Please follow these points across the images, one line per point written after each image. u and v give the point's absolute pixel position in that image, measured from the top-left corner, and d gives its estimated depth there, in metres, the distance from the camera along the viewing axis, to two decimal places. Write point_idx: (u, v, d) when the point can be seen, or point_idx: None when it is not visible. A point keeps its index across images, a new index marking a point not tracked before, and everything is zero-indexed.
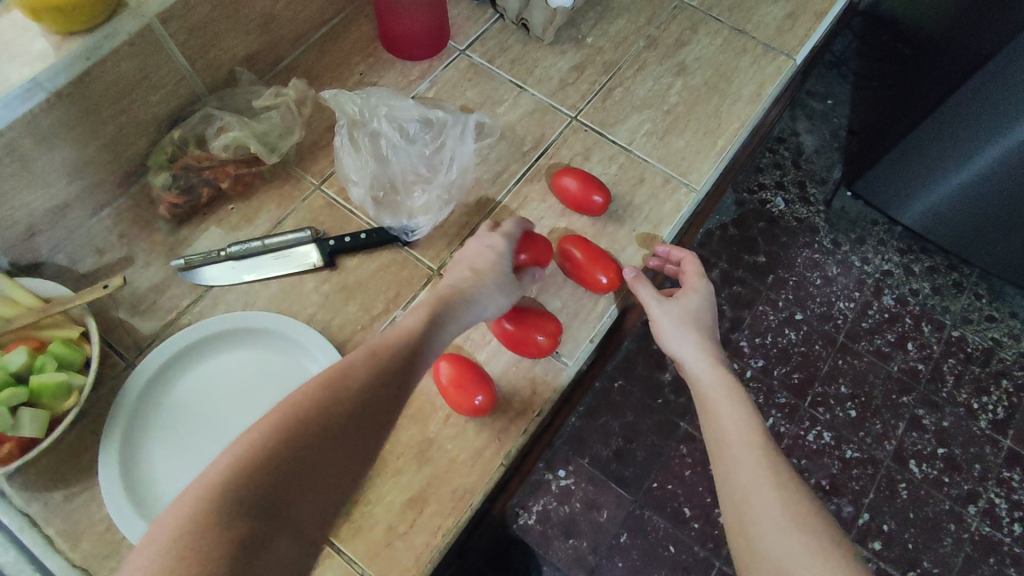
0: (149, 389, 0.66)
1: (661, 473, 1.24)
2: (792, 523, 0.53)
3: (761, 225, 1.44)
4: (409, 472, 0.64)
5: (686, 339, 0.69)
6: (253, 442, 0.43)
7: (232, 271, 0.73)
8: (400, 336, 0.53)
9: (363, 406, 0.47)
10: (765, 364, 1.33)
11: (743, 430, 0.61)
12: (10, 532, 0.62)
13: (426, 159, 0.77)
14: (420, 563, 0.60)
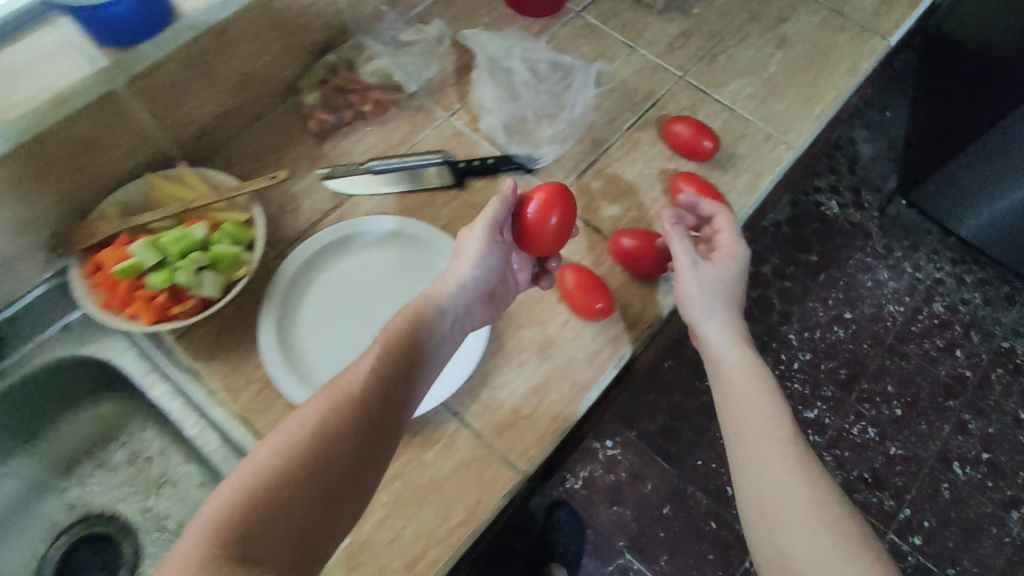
0: (299, 278, 0.73)
1: (705, 451, 1.35)
2: (821, 514, 0.58)
3: (816, 226, 1.57)
4: (532, 364, 0.71)
5: (716, 316, 0.70)
6: (243, 484, 0.44)
7: (372, 183, 0.80)
8: (387, 356, 0.54)
9: (369, 420, 0.50)
10: (812, 358, 1.45)
11: (772, 424, 0.64)
12: (179, 384, 0.70)
13: (554, 96, 0.87)
14: (543, 439, 0.67)
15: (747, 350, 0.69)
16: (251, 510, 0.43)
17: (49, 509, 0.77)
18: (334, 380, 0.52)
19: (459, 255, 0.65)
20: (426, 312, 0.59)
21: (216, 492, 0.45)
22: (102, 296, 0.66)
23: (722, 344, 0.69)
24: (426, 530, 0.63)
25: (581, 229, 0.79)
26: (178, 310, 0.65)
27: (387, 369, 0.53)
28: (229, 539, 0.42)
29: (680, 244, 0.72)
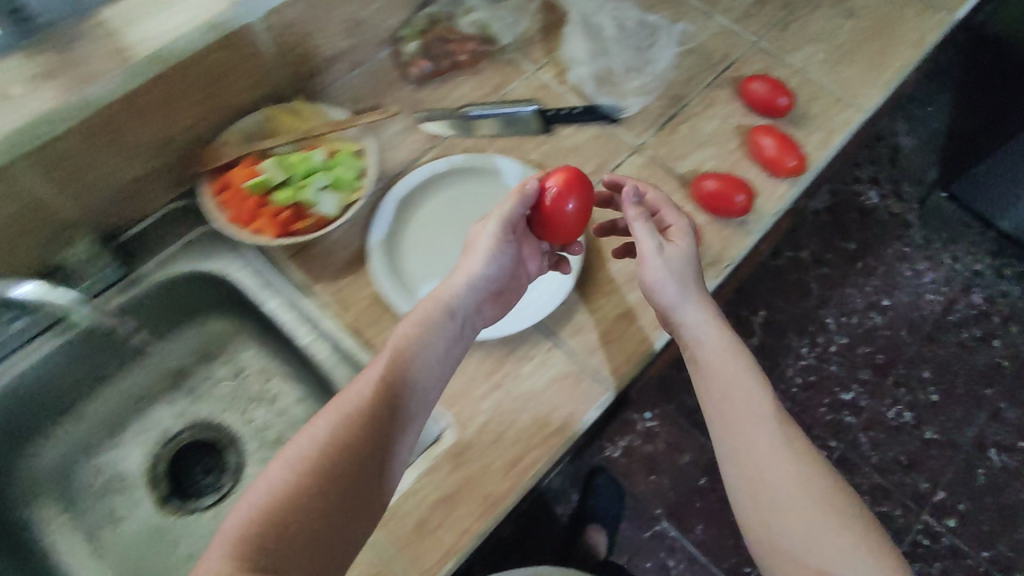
0: (402, 208, 0.77)
1: None
2: (809, 491, 0.59)
3: (854, 215, 1.60)
4: (621, 291, 0.76)
5: (689, 299, 0.67)
6: (262, 501, 0.48)
7: (467, 125, 0.85)
8: (393, 367, 0.57)
9: (375, 428, 0.53)
10: (850, 341, 1.49)
11: (757, 406, 0.63)
12: (292, 297, 0.75)
13: (640, 53, 0.91)
14: (632, 358, 0.72)
15: (724, 331, 0.67)
16: (271, 520, 0.47)
17: (159, 417, 0.82)
18: (344, 394, 0.55)
19: (469, 254, 0.66)
20: (433, 316, 0.61)
21: (239, 506, 0.49)
22: (231, 214, 0.71)
23: (697, 327, 0.67)
24: (525, 435, 0.68)
25: (663, 175, 0.84)
26: (302, 225, 0.70)
27: (393, 381, 0.56)
28: (254, 552, 0.46)
29: (641, 226, 0.68)
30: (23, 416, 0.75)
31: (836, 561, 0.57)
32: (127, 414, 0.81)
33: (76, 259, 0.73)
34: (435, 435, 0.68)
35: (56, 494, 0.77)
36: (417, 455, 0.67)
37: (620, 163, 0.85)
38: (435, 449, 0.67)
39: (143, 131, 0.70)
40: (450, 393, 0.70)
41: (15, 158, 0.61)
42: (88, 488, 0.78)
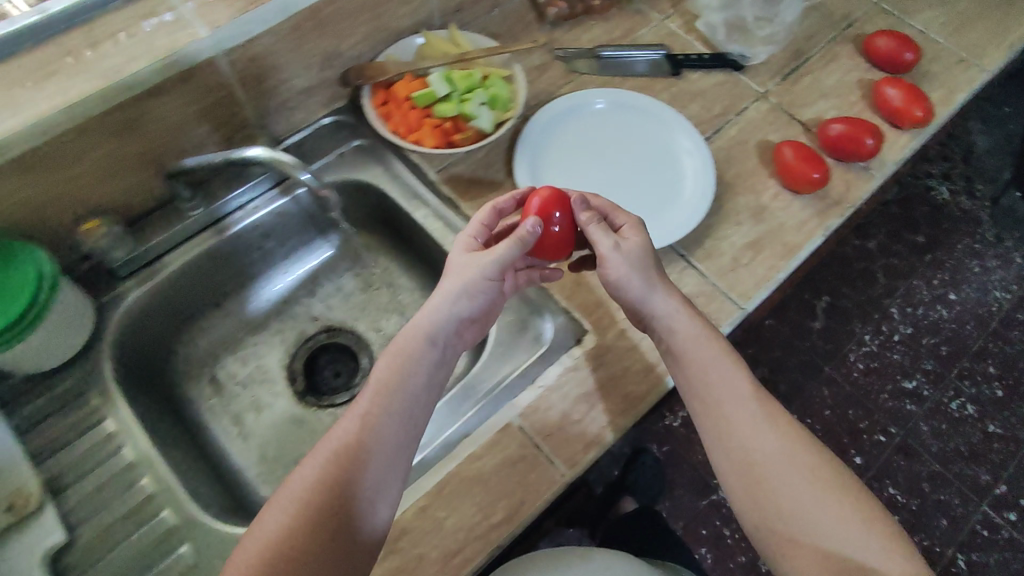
0: (542, 131, 0.81)
1: (800, 407, 1.42)
2: (796, 465, 0.59)
3: (924, 209, 1.60)
4: (748, 225, 0.80)
5: (654, 293, 0.64)
6: (260, 546, 0.53)
7: (600, 65, 0.90)
8: (378, 400, 0.58)
9: (361, 457, 0.56)
10: (914, 332, 1.48)
11: (736, 390, 0.62)
12: (437, 210, 0.79)
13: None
14: (760, 284, 0.76)
15: (699, 323, 0.65)
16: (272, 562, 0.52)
17: (296, 318, 0.87)
18: (335, 433, 0.58)
19: (450, 280, 0.63)
20: (414, 344, 0.61)
21: (243, 547, 0.54)
22: (394, 127, 0.78)
23: (670, 313, 0.64)
24: None
25: (788, 121, 0.87)
26: (461, 137, 0.76)
27: (379, 414, 0.58)
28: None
29: (596, 228, 0.65)
30: (184, 304, 0.80)
31: (831, 531, 0.56)
32: (269, 313, 0.86)
33: (252, 179, 0.79)
34: (576, 337, 0.72)
35: (206, 380, 0.81)
36: (558, 355, 0.71)
37: (745, 108, 0.88)
38: (579, 348, 0.71)
39: (319, 43, 0.74)
40: (589, 301, 0.74)
41: (224, 53, 0.66)
42: (234, 377, 0.82)
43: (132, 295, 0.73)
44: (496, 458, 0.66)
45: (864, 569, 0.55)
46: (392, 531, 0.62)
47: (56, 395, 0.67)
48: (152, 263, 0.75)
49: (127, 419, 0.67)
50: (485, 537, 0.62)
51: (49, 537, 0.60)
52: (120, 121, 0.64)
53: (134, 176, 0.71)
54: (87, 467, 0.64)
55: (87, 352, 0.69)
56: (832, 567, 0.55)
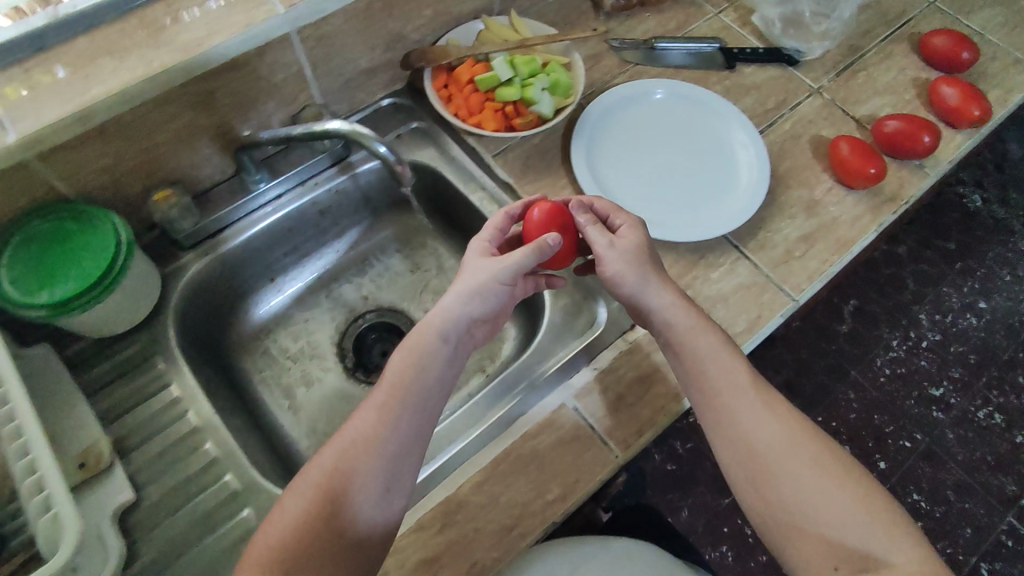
0: (599, 117, 0.83)
1: (826, 410, 1.41)
2: (795, 454, 0.58)
3: (956, 216, 1.58)
4: (801, 218, 0.80)
5: (650, 288, 0.65)
6: (278, 531, 0.54)
7: (654, 56, 0.90)
8: (393, 394, 0.60)
9: (374, 450, 0.57)
10: (942, 339, 1.47)
11: (733, 380, 0.62)
12: (494, 194, 0.80)
13: None
14: (813, 277, 0.76)
15: (697, 316, 0.65)
16: (285, 547, 0.53)
17: (346, 296, 0.88)
18: (351, 425, 0.59)
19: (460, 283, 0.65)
20: (426, 341, 0.62)
21: (263, 531, 0.55)
22: (456, 110, 0.79)
23: (666, 306, 0.64)
24: None
25: (842, 117, 0.87)
26: (522, 121, 0.78)
27: (394, 407, 0.59)
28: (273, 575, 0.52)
29: (593, 228, 0.67)
30: (242, 278, 0.81)
31: (834, 519, 0.55)
32: (320, 290, 0.88)
33: (315, 169, 0.80)
34: (630, 323, 0.73)
35: (259, 353, 0.83)
36: (612, 339, 0.72)
37: (800, 103, 0.87)
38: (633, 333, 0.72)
39: (386, 24, 0.75)
40: None
41: (297, 30, 0.68)
42: (285, 352, 0.83)
43: (196, 265, 0.75)
44: (551, 438, 0.66)
45: (870, 556, 0.54)
46: (448, 505, 0.63)
47: (124, 358, 0.69)
48: (215, 235, 0.77)
49: (192, 385, 0.69)
50: (539, 514, 0.63)
51: (120, 493, 0.61)
52: (198, 95, 0.67)
53: (203, 149, 0.73)
54: (153, 430, 0.66)
55: (153, 319, 0.71)
56: (836, 554, 0.55)
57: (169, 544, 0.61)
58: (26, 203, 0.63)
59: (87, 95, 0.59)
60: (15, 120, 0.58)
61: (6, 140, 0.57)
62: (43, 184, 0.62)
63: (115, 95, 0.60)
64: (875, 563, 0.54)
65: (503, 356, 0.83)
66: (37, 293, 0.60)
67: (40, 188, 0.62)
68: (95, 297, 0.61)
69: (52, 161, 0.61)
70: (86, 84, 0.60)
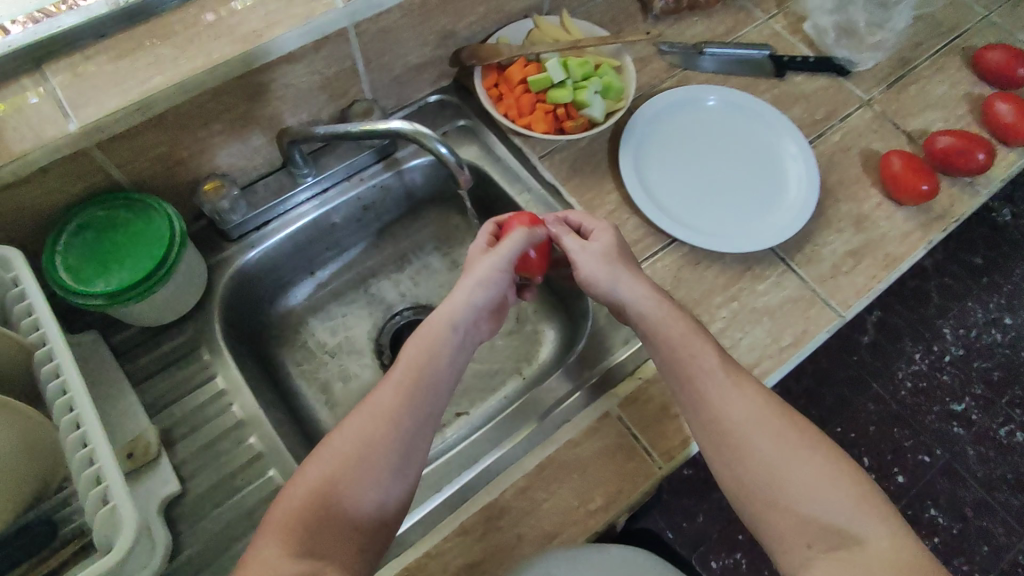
0: (648, 121, 0.82)
1: (846, 421, 1.38)
2: (763, 432, 0.59)
3: (984, 229, 1.54)
4: (849, 232, 0.78)
5: (622, 281, 0.66)
6: (301, 495, 0.55)
7: (704, 61, 0.89)
8: (410, 376, 0.61)
9: (393, 430, 0.59)
10: (966, 354, 1.44)
11: (702, 361, 0.62)
12: (542, 195, 0.80)
13: (882, 7, 0.92)
14: (861, 293, 0.75)
15: (669, 306, 0.65)
16: (299, 520, 0.54)
17: (384, 292, 0.87)
18: (371, 401, 0.61)
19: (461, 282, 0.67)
20: (437, 330, 0.64)
21: (284, 495, 0.56)
22: (505, 110, 0.79)
23: (640, 295, 0.65)
24: (760, 344, 0.72)
25: (893, 130, 0.85)
26: (573, 124, 0.77)
27: (413, 386, 0.61)
28: (295, 537, 0.53)
29: (566, 238, 0.70)
30: (284, 271, 0.81)
31: (804, 494, 0.56)
32: (358, 285, 0.87)
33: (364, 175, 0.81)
34: None
35: (299, 347, 0.82)
36: None
37: (849, 114, 0.86)
38: None
39: (439, 20, 0.74)
40: (689, 298, 0.74)
41: (354, 24, 0.67)
42: (323, 346, 0.83)
43: (243, 257, 0.75)
44: (594, 446, 0.66)
45: (842, 531, 0.54)
46: (491, 509, 0.63)
47: (170, 349, 0.70)
48: (262, 228, 0.76)
49: (237, 378, 0.69)
50: (582, 523, 0.63)
51: (164, 486, 0.62)
52: (254, 87, 0.66)
53: (253, 141, 0.73)
54: (198, 422, 0.67)
55: (199, 310, 0.72)
56: (810, 530, 0.55)
57: (215, 536, 0.61)
58: (82, 190, 0.64)
59: (147, 85, 0.59)
60: (77, 108, 0.58)
61: (69, 128, 0.57)
62: (101, 172, 0.63)
63: (175, 85, 0.59)
64: (849, 538, 0.54)
65: (541, 359, 0.83)
66: (93, 281, 0.61)
67: (96, 175, 0.63)
68: (148, 288, 0.61)
69: (110, 150, 0.62)
70: (146, 73, 0.60)
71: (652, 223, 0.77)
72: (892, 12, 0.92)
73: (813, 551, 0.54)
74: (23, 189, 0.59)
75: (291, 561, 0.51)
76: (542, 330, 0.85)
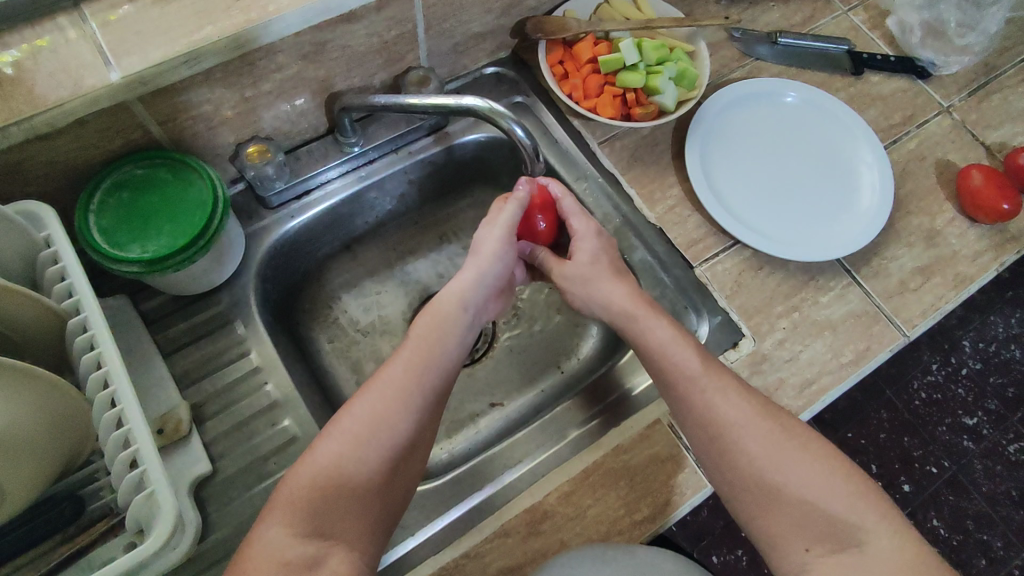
0: (718, 112, 0.77)
1: (858, 426, 1.10)
2: (750, 435, 0.55)
3: None
4: (919, 248, 0.74)
5: (599, 297, 0.63)
6: (308, 474, 0.51)
7: (778, 52, 0.83)
8: (421, 351, 0.57)
9: (402, 406, 0.54)
10: None
11: (685, 363, 0.58)
12: (600, 184, 0.76)
13: (975, 7, 0.86)
14: (927, 313, 0.71)
15: (650, 314, 0.61)
16: (304, 501, 0.50)
17: (420, 272, 0.83)
18: (380, 376, 0.56)
19: (472, 261, 0.62)
20: (448, 309, 0.59)
21: (289, 476, 0.51)
22: (570, 90, 0.75)
23: (616, 307, 0.62)
24: (819, 359, 0.68)
25: (972, 141, 0.80)
26: (642, 111, 0.73)
27: (427, 364, 0.56)
28: (303, 517, 0.49)
29: (545, 256, 0.67)
30: (321, 244, 0.77)
31: (802, 495, 0.54)
32: (394, 262, 0.83)
33: (399, 142, 0.75)
34: (733, 341, 0.69)
35: (330, 323, 0.78)
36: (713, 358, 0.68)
37: (927, 120, 0.81)
38: (737, 352, 0.67)
39: None
40: (749, 305, 0.70)
41: None
42: (356, 324, 0.79)
43: (281, 228, 0.71)
44: (644, 454, 0.63)
45: (843, 531, 0.53)
46: (534, 513, 0.60)
47: (203, 320, 0.67)
48: (302, 198, 0.72)
49: (272, 355, 0.66)
50: (627, 532, 0.60)
51: (195, 465, 0.59)
52: (307, 46, 0.61)
53: (300, 104, 0.68)
54: (231, 400, 0.64)
55: (234, 281, 0.68)
56: (809, 533, 0.53)
57: (244, 522, 0.58)
58: (118, 145, 0.59)
59: (195, 35, 0.54)
60: (119, 55, 0.53)
61: (110, 78, 0.52)
62: (140, 127, 0.58)
63: (226, 38, 0.54)
64: (850, 539, 0.53)
65: (581, 355, 0.79)
66: (128, 245, 0.57)
67: (135, 131, 0.58)
68: (187, 258, 0.57)
69: (152, 104, 0.57)
70: (196, 23, 0.54)
71: (714, 222, 0.73)
72: (985, 13, 0.86)
73: (810, 554, 0.53)
74: (57, 140, 0.54)
75: (298, 543, 0.48)
76: (589, 324, 0.80)
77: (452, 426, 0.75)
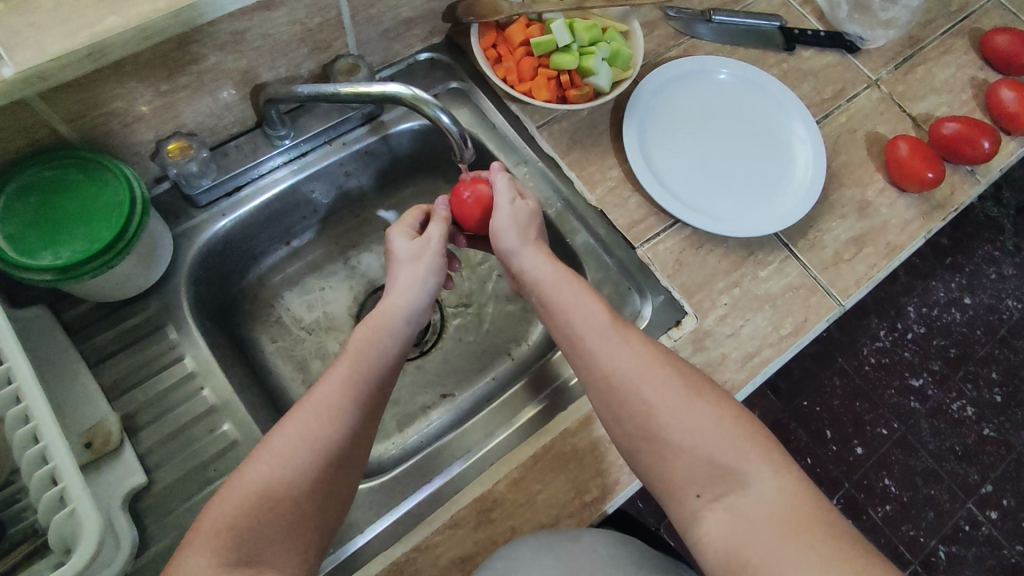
0: (657, 92, 0.78)
1: (812, 394, 1.14)
2: (649, 383, 0.55)
3: None
4: (852, 219, 0.76)
5: (519, 259, 0.62)
6: (238, 497, 0.48)
7: (712, 30, 0.84)
8: (358, 366, 0.55)
9: (339, 427, 0.52)
10: None
11: (588, 317, 0.58)
12: (540, 170, 0.75)
13: None
14: (861, 282, 0.73)
15: (568, 279, 0.60)
16: (230, 525, 0.47)
17: (365, 265, 0.81)
18: (315, 394, 0.54)
19: (405, 264, 0.62)
20: (391, 321, 0.59)
21: (215, 501, 0.49)
22: (504, 74, 0.75)
23: (537, 271, 0.61)
24: (760, 332, 0.69)
25: (900, 113, 0.83)
26: (576, 92, 0.73)
27: (362, 380, 0.55)
28: (228, 543, 0.46)
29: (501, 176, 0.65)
30: (257, 242, 0.74)
31: (690, 440, 0.53)
32: (337, 256, 0.81)
33: (332, 132, 0.73)
34: (676, 319, 0.69)
35: (272, 323, 0.76)
36: (658, 335, 0.68)
37: (857, 94, 0.83)
38: (679, 330, 0.68)
39: None
40: (691, 283, 0.71)
41: None
42: (299, 322, 0.77)
43: (212, 227, 0.68)
44: (593, 436, 0.64)
45: (728, 474, 0.51)
46: (483, 502, 0.60)
47: (133, 326, 0.64)
48: (232, 195, 0.70)
49: (207, 358, 0.64)
50: (577, 514, 0.61)
51: (130, 477, 0.57)
52: (225, 35, 0.58)
53: (223, 96, 0.65)
54: (165, 408, 0.62)
55: (164, 284, 0.66)
56: (699, 479, 0.52)
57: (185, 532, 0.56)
58: (24, 145, 0.56)
59: (98, 26, 0.50)
60: (12, 49, 0.48)
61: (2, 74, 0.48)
62: (46, 126, 0.55)
63: (132, 29, 0.51)
64: (735, 482, 0.51)
65: (531, 341, 0.79)
66: (39, 253, 0.54)
67: (41, 130, 0.55)
68: (105, 263, 0.55)
69: (56, 101, 0.53)
70: (97, 11, 0.50)
71: (654, 202, 0.73)
72: None
73: (701, 500, 0.52)
74: None
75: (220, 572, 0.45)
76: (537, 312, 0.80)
77: (403, 419, 0.74)
